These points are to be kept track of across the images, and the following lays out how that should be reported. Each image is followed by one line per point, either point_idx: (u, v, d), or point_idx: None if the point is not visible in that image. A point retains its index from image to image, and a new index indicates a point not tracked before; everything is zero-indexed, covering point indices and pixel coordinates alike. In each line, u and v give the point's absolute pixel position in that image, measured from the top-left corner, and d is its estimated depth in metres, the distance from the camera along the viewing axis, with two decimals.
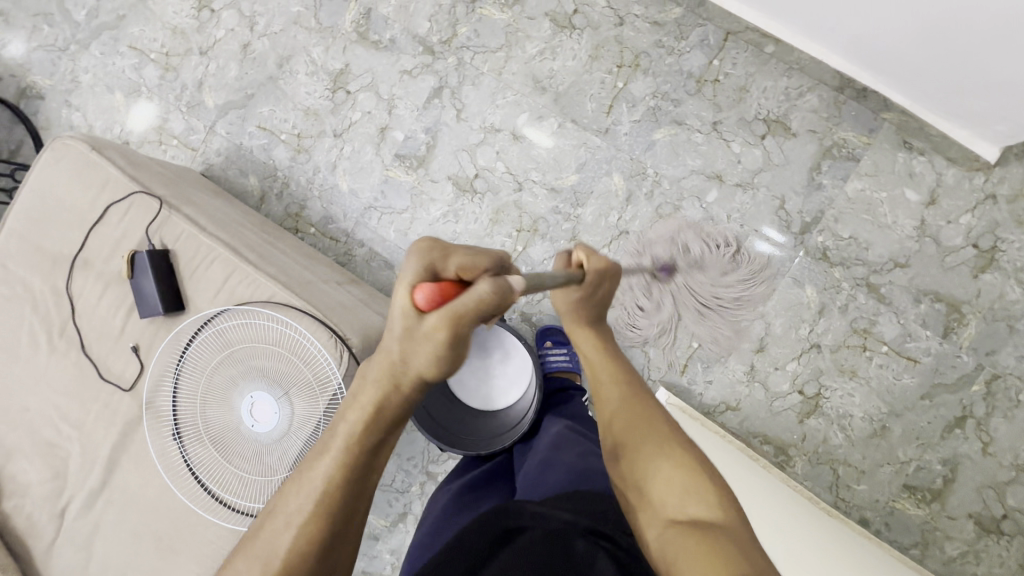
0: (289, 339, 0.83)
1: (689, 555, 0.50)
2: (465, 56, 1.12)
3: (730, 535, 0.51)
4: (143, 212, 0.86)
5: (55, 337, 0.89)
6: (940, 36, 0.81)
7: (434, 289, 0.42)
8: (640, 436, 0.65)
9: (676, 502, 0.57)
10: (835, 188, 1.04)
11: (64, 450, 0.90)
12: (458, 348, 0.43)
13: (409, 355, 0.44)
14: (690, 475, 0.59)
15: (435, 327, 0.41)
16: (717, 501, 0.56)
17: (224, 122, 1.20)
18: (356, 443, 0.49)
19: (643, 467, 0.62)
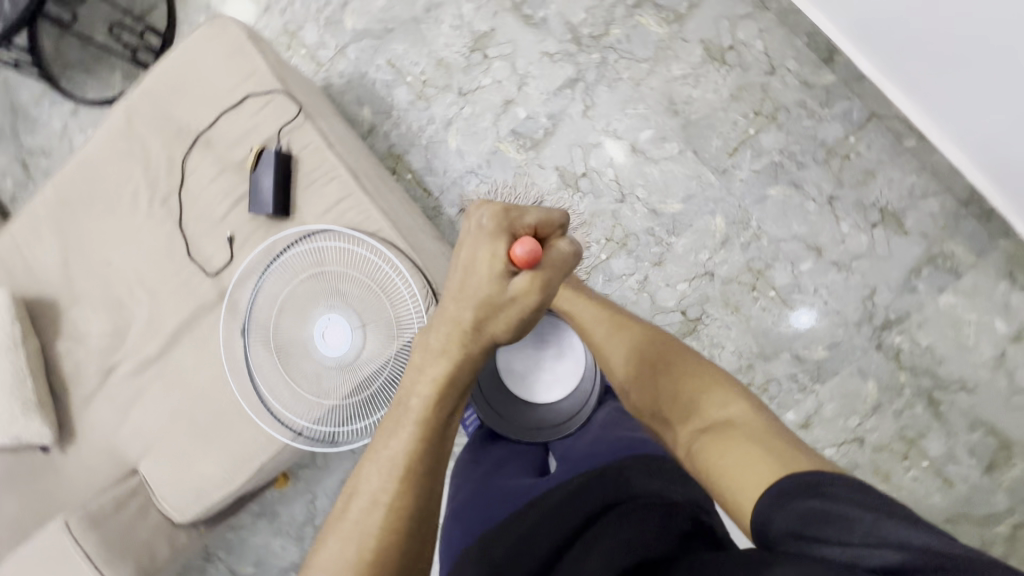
0: (382, 276, 0.84)
1: (724, 456, 0.57)
2: (610, 57, 1.12)
3: (752, 428, 0.58)
4: (279, 112, 0.86)
5: (157, 204, 0.90)
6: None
7: (530, 248, 0.49)
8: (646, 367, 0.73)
9: (698, 412, 0.64)
10: (927, 295, 1.04)
11: (131, 311, 0.92)
12: (541, 306, 0.52)
13: (489, 315, 0.51)
14: (708, 387, 0.66)
15: (525, 287, 0.50)
16: (727, 398, 0.64)
17: (356, 47, 1.20)
18: (430, 412, 0.53)
19: (654, 397, 0.70)
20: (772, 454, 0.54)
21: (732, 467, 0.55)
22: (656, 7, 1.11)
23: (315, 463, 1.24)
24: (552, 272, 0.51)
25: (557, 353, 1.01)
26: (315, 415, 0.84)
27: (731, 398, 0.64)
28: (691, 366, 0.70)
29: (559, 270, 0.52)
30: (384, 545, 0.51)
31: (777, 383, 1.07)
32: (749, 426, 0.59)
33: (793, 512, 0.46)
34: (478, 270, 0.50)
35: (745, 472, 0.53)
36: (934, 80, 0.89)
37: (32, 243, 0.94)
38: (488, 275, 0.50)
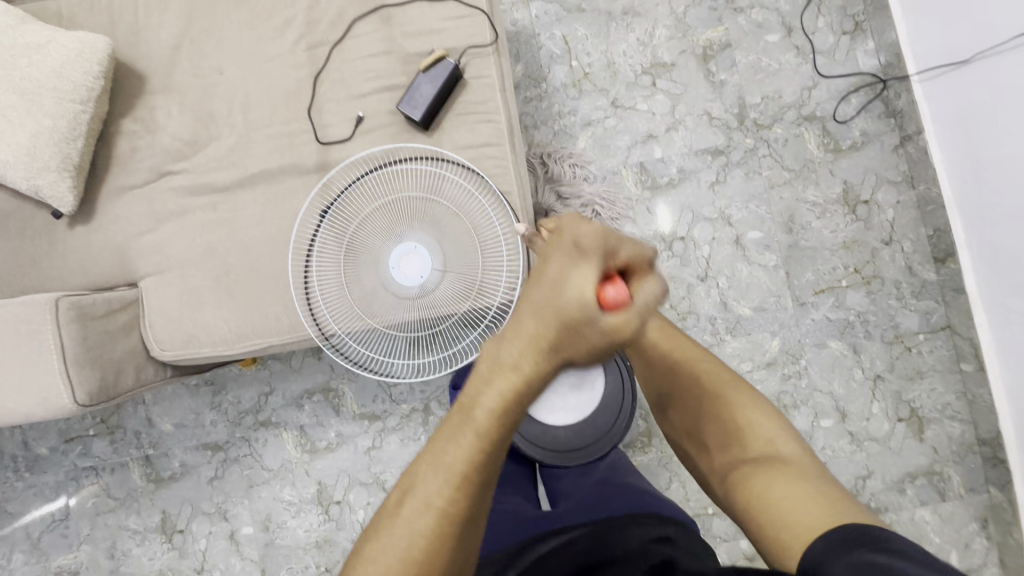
0: (489, 234, 0.80)
1: (768, 489, 0.56)
2: (760, 150, 1.13)
3: (799, 470, 0.57)
4: (472, 31, 0.82)
5: (303, 45, 0.84)
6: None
7: (622, 290, 0.39)
8: (689, 387, 0.70)
9: (737, 441, 0.63)
10: (910, 501, 1.09)
11: (217, 131, 0.85)
12: (633, 338, 0.42)
13: (568, 350, 0.42)
14: (751, 416, 0.64)
15: (622, 323, 0.40)
16: (774, 434, 0.62)
17: (541, 6, 1.16)
18: (498, 424, 0.45)
19: (693, 419, 0.69)
20: (826, 502, 0.52)
21: (784, 508, 0.53)
22: (823, 130, 1.13)
23: (288, 361, 1.18)
24: (645, 309, 0.41)
25: (574, 384, 0.99)
26: (352, 329, 0.80)
27: (775, 434, 0.62)
28: (742, 396, 0.66)
29: (649, 311, 0.41)
30: (437, 546, 0.47)
31: None
32: (796, 467, 0.58)
33: (847, 561, 0.44)
34: (566, 301, 0.40)
35: (797, 511, 0.52)
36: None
37: (154, 10, 0.86)
38: (573, 304, 0.40)
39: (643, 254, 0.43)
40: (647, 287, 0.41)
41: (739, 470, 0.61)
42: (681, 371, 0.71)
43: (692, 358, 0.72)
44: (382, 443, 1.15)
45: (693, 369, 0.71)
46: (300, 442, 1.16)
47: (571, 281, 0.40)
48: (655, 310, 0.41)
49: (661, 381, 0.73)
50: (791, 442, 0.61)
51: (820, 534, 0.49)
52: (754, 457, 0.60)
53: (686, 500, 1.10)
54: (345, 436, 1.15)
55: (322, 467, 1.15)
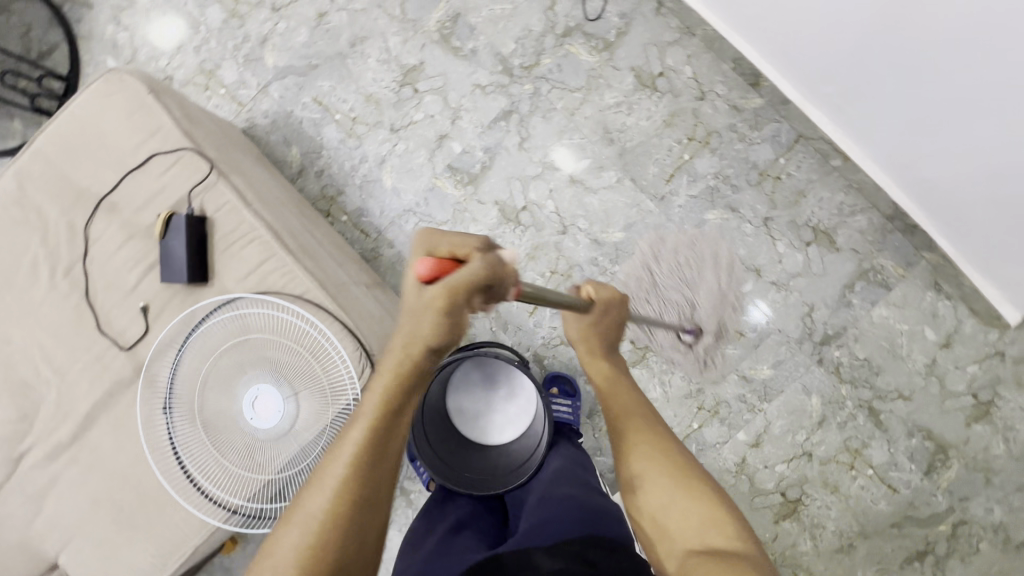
0: (311, 340, 0.79)
1: None
2: (542, 87, 1.11)
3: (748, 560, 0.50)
4: (188, 172, 0.81)
5: (59, 275, 0.83)
6: (999, 171, 0.79)
7: (432, 262, 0.45)
8: (654, 468, 0.66)
9: (689, 530, 0.57)
10: (861, 309, 1.07)
11: (39, 393, 0.84)
12: (456, 314, 0.46)
13: (417, 326, 0.48)
14: (712, 507, 0.59)
15: (434, 297, 0.45)
16: (729, 528, 0.56)
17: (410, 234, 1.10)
18: (381, 413, 0.51)
19: (659, 505, 0.62)
20: None
21: None
22: (585, 36, 1.10)
23: None
24: (461, 287, 0.45)
25: (508, 393, 1.03)
26: (255, 492, 0.78)
27: (729, 529, 0.55)
28: (702, 486, 0.62)
29: (470, 288, 0.45)
30: (320, 556, 0.48)
31: (727, 406, 1.09)
32: (753, 565, 0.49)
33: None
34: (403, 282, 0.48)
35: None
36: (894, 124, 0.89)
37: None
38: (410, 291, 0.48)
39: (478, 239, 0.50)
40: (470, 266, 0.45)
41: (689, 556, 0.54)
42: (654, 457, 0.67)
43: (659, 451, 0.67)
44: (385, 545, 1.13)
45: (661, 454, 0.67)
46: None
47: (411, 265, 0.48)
48: (468, 287, 0.45)
49: (635, 463, 0.68)
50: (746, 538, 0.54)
51: None
52: (705, 549, 0.53)
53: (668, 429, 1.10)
54: None
55: None
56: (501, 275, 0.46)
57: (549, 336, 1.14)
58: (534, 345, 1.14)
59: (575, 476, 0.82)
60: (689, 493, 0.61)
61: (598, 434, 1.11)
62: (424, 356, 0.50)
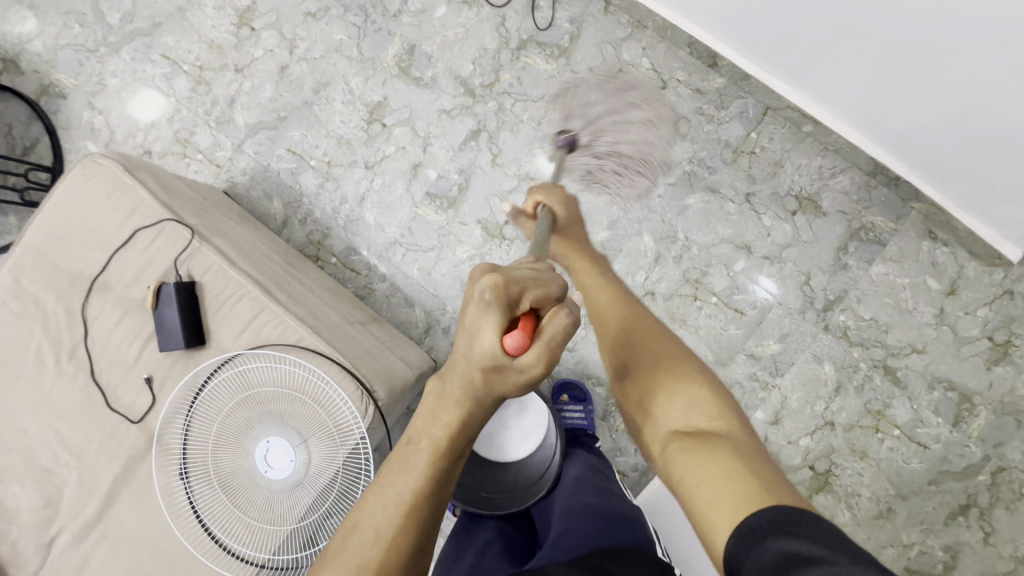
0: (312, 386, 0.80)
1: (696, 459, 0.52)
2: (506, 102, 1.12)
3: (730, 438, 0.54)
4: (171, 242, 0.83)
5: (64, 360, 0.85)
6: (969, 124, 0.81)
7: (527, 333, 0.40)
8: (647, 363, 0.67)
9: (681, 417, 0.60)
10: (860, 269, 1.05)
11: (60, 477, 0.85)
12: (549, 373, 0.43)
13: (499, 386, 0.43)
14: (696, 388, 0.62)
15: (531, 363, 0.40)
16: (716, 411, 0.58)
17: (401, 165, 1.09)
18: (440, 453, 0.45)
19: (648, 393, 0.65)
20: (754, 481, 0.47)
21: (705, 484, 0.49)
22: (539, 46, 1.12)
23: None
24: (556, 345, 0.41)
25: (519, 408, 1.03)
26: (278, 543, 0.79)
27: (717, 412, 0.58)
28: (687, 371, 0.64)
29: (564, 344, 0.42)
30: None
31: (740, 386, 1.07)
32: (733, 442, 0.53)
33: (760, 556, 0.40)
34: (475, 344, 0.41)
35: (715, 491, 0.48)
36: (867, 87, 0.89)
37: None
38: (485, 356, 0.41)
39: (549, 292, 0.43)
40: (554, 318, 0.41)
41: (678, 444, 0.56)
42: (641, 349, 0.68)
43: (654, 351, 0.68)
44: None
45: (651, 348, 0.68)
46: None
47: (482, 319, 0.41)
48: (562, 346, 0.41)
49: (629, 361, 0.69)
50: (733, 420, 0.57)
51: (744, 520, 0.44)
52: (694, 432, 0.56)
53: None
54: None
55: None
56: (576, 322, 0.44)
57: None
58: None
59: (596, 483, 0.80)
60: (682, 382, 0.63)
61: (615, 434, 1.10)
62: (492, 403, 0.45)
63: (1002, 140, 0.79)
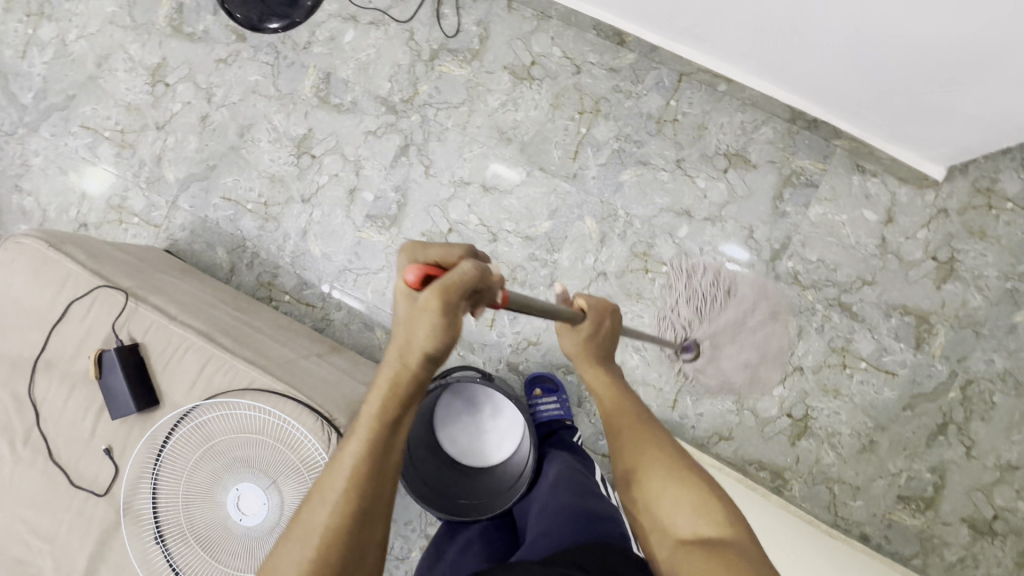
0: (272, 427, 0.79)
1: (700, 570, 0.52)
2: (428, 113, 1.13)
3: (736, 546, 0.53)
4: (107, 308, 0.82)
5: (19, 446, 0.84)
6: (870, 53, 0.82)
7: (419, 272, 0.46)
8: (653, 467, 0.66)
9: (686, 523, 0.59)
10: (798, 213, 1.07)
11: (34, 566, 0.83)
12: (453, 316, 0.46)
13: (411, 334, 0.47)
14: (701, 495, 0.61)
15: (425, 302, 0.44)
16: (722, 518, 0.58)
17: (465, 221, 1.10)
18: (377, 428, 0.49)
19: (654, 500, 0.64)
20: None
21: None
22: (451, 53, 1.13)
23: None
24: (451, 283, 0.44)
25: (492, 412, 1.03)
26: None
27: (725, 519, 0.58)
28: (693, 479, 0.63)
29: (464, 284, 0.45)
30: None
31: None
32: (738, 546, 0.53)
33: None
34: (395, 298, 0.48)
35: None
36: (767, 36, 0.90)
37: None
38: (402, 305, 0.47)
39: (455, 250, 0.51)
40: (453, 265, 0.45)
41: (684, 550, 0.56)
42: (649, 458, 0.68)
43: (655, 452, 0.68)
44: None
45: (655, 449, 0.68)
46: None
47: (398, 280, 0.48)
48: (458, 285, 0.44)
49: (632, 458, 0.69)
50: (738, 526, 0.57)
51: None
52: (700, 539, 0.56)
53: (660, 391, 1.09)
54: None
55: None
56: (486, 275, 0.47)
57: (515, 341, 1.13)
58: (505, 356, 1.13)
59: (575, 481, 0.81)
60: (682, 485, 0.63)
61: (594, 418, 1.10)
62: (422, 364, 0.48)
63: (904, 64, 0.81)
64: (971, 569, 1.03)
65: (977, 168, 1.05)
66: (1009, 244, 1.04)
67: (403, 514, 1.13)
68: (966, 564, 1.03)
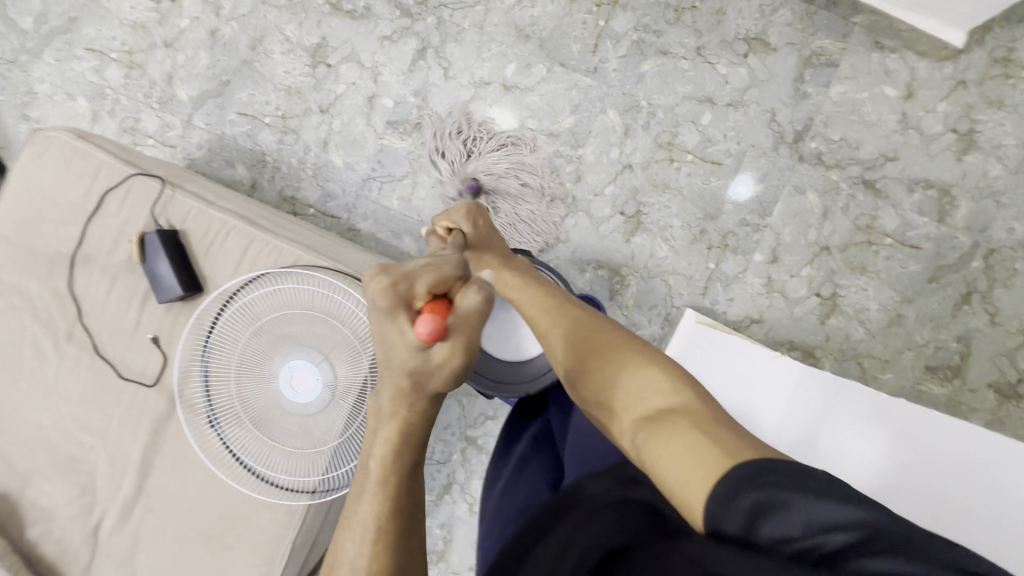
0: (321, 301, 0.79)
1: (664, 443, 0.51)
2: (444, 14, 1.11)
3: (690, 412, 0.53)
4: (144, 196, 0.81)
5: (63, 342, 0.83)
6: None
7: (432, 319, 0.42)
8: (593, 355, 0.64)
9: (638, 400, 0.57)
10: (819, 94, 1.08)
11: (89, 462, 0.83)
12: (473, 355, 0.45)
13: (423, 377, 0.44)
14: (644, 370, 0.60)
15: (445, 351, 0.43)
16: (668, 385, 0.57)
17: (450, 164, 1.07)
18: (396, 471, 0.47)
19: (601, 386, 0.61)
20: (719, 445, 0.48)
21: (671, 461, 0.49)
22: None
23: None
24: (468, 325, 0.45)
25: None
26: (324, 464, 0.78)
27: (671, 386, 0.57)
28: (636, 358, 0.62)
29: (477, 324, 0.45)
30: None
31: (733, 235, 1.09)
32: (692, 412, 0.53)
33: (739, 510, 0.42)
34: (391, 340, 0.44)
35: (689, 463, 0.47)
36: None
37: None
38: (404, 355, 0.44)
39: (449, 273, 0.46)
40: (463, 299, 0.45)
41: (641, 429, 0.55)
42: (588, 346, 0.66)
43: (591, 339, 0.67)
44: (472, 496, 1.13)
45: (594, 342, 0.66)
46: (425, 560, 1.14)
47: (386, 317, 0.44)
48: (477, 326, 0.45)
49: (572, 351, 0.67)
50: (685, 388, 0.56)
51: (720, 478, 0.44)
52: (655, 412, 0.55)
53: (690, 280, 1.09)
54: (447, 522, 1.14)
55: (460, 559, 1.14)
56: (492, 300, 0.47)
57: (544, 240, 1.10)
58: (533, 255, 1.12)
59: None
60: (627, 365, 0.61)
61: (626, 311, 1.10)
62: (426, 404, 0.46)
63: None
64: (999, 431, 1.06)
65: (994, 38, 1.06)
66: None
67: (442, 419, 1.15)
68: (993, 427, 1.07)
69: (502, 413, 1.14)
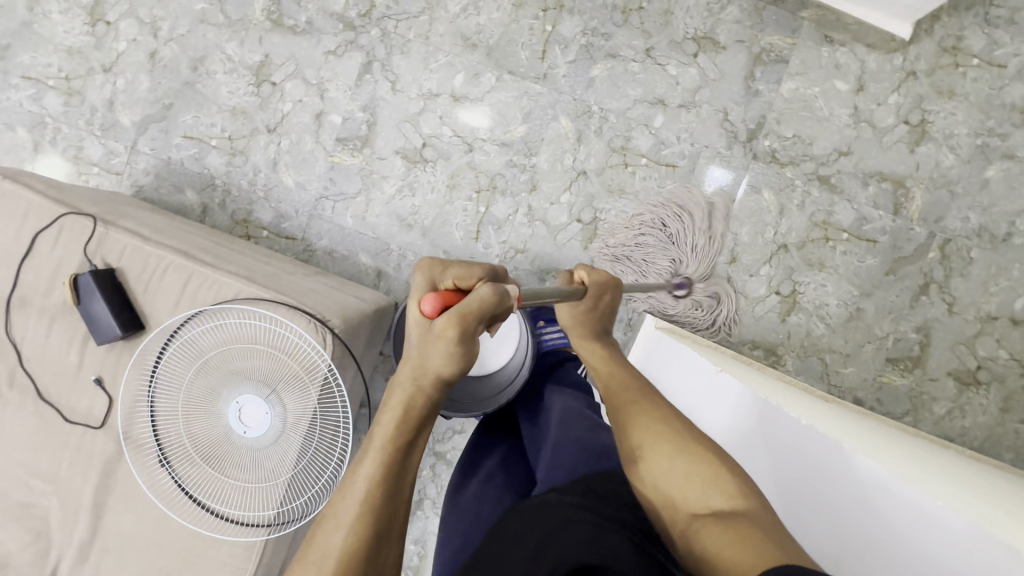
0: (265, 334, 0.78)
1: (719, 536, 0.45)
2: (388, 26, 1.09)
3: (758, 519, 0.46)
4: (77, 235, 0.79)
5: (5, 387, 0.82)
6: None
7: (438, 298, 0.45)
8: (656, 437, 0.56)
9: (700, 493, 0.50)
10: (771, 91, 1.07)
11: (42, 507, 0.82)
12: (473, 338, 0.45)
13: (426, 356, 0.45)
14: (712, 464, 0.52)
15: (442, 326, 0.43)
16: (737, 488, 0.49)
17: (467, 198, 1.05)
18: (393, 450, 0.46)
19: (664, 469, 0.53)
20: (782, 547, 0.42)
21: (720, 548, 0.44)
22: None
23: None
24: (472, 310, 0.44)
25: None
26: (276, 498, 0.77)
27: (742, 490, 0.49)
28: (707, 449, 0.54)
29: (483, 311, 0.44)
30: None
31: None
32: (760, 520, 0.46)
33: None
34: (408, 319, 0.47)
35: (740, 553, 0.42)
36: None
37: None
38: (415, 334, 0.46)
39: (475, 274, 0.50)
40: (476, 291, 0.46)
41: (698, 521, 0.48)
42: (654, 425, 0.57)
43: (657, 420, 0.58)
44: None
45: (664, 424, 0.58)
46: None
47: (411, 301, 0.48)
48: (478, 313, 0.44)
49: (633, 428, 0.58)
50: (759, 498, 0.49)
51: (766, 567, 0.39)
52: (718, 510, 0.47)
53: None
54: (421, 536, 1.14)
55: None
56: (505, 298, 0.47)
57: (503, 251, 1.09)
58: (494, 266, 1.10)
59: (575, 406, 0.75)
60: (693, 455, 0.53)
61: None
62: (437, 388, 0.47)
63: None
64: (960, 419, 1.07)
65: (942, 27, 1.05)
66: (976, 100, 1.05)
67: None
68: (954, 415, 1.07)
69: (471, 426, 1.13)
